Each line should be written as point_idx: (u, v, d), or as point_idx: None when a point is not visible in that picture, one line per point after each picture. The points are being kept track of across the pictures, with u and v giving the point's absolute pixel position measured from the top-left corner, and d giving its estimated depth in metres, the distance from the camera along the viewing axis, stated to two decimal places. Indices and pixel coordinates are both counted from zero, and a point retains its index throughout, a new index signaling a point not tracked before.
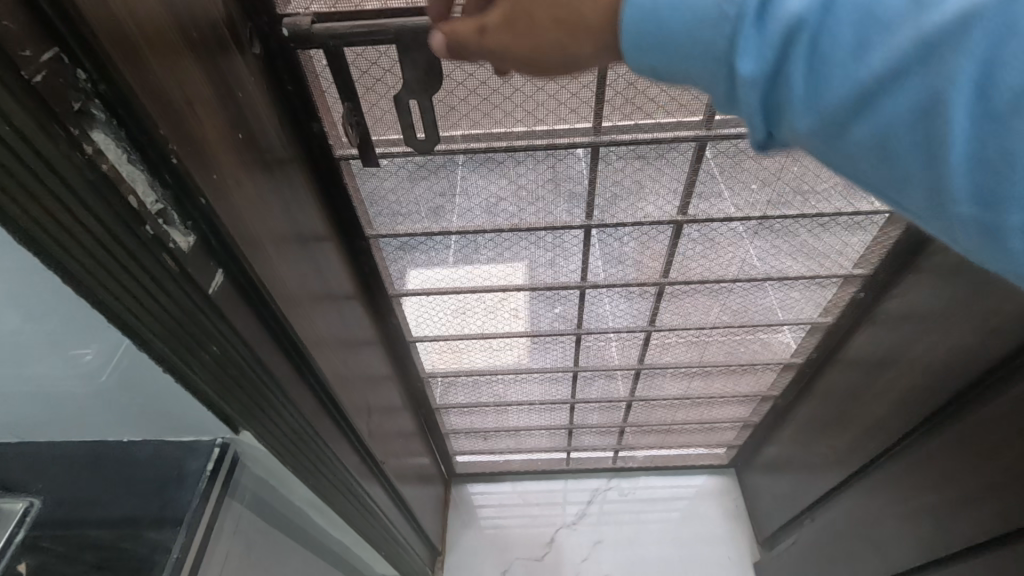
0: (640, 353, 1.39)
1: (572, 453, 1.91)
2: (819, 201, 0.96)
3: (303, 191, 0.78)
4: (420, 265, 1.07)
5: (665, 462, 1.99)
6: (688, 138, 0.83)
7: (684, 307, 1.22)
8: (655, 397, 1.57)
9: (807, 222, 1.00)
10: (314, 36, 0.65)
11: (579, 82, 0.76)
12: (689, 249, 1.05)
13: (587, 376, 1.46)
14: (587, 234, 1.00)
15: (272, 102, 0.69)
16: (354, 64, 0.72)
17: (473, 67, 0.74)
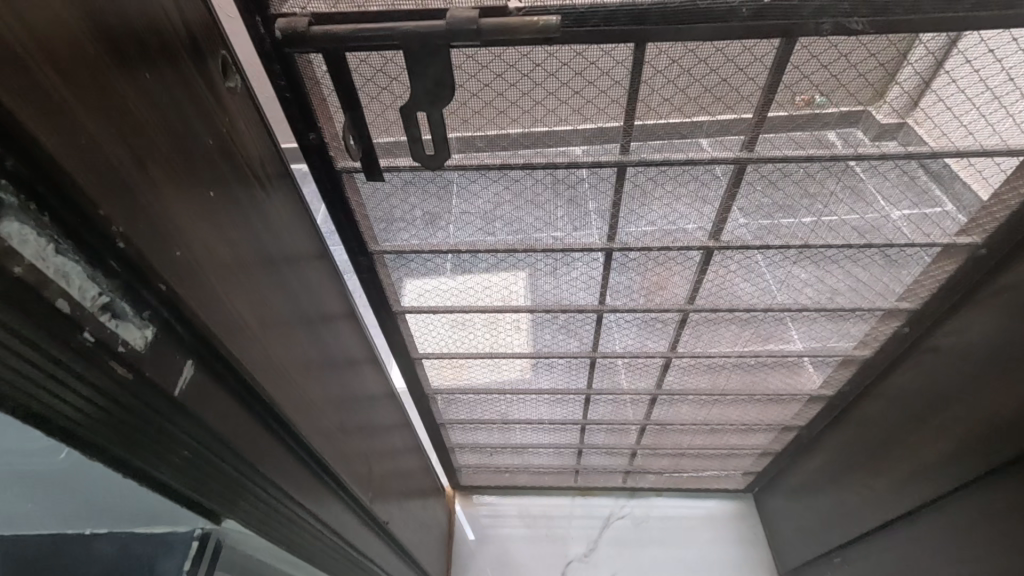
0: (658, 379, 1.30)
1: (581, 471, 1.83)
2: (872, 233, 0.85)
3: (285, 236, 0.67)
4: (426, 284, 1.00)
5: (678, 484, 1.90)
6: (726, 160, 0.74)
7: (709, 334, 1.13)
8: (671, 421, 1.48)
9: (852, 254, 0.91)
10: (310, 38, 0.58)
11: (603, 92, 0.67)
12: (719, 275, 0.96)
13: (600, 398, 1.38)
14: (608, 258, 0.91)
15: (245, 138, 0.58)
16: (357, 71, 0.64)
17: (491, 77, 0.65)
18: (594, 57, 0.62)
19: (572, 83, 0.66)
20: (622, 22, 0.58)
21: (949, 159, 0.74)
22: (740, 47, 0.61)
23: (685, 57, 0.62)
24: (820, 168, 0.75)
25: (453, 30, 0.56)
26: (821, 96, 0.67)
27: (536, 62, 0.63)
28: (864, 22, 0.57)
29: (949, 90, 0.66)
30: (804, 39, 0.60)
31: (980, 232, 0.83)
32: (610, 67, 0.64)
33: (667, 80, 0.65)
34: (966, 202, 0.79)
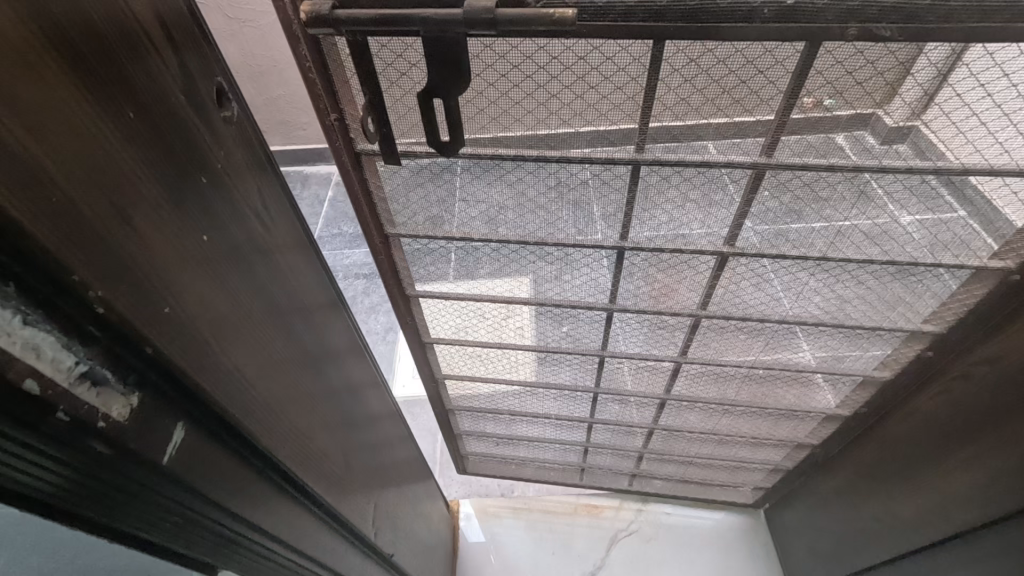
0: (668, 384, 1.29)
1: (586, 470, 1.83)
2: (893, 249, 0.83)
3: (295, 270, 0.62)
4: (439, 270, 1.02)
5: (684, 492, 1.85)
6: (743, 164, 0.72)
7: (722, 342, 1.11)
8: (681, 428, 1.46)
9: (874, 270, 0.88)
10: (332, 22, 0.60)
11: (619, 87, 0.67)
12: (733, 282, 0.94)
13: (607, 398, 1.38)
14: (619, 256, 0.91)
15: (250, 169, 0.53)
16: (377, 56, 0.66)
17: (508, 67, 0.66)
18: (611, 52, 0.62)
19: (588, 78, 0.66)
20: (639, 17, 0.57)
21: (981, 176, 0.71)
22: (760, 49, 0.60)
23: (703, 57, 0.62)
24: (842, 179, 0.73)
25: (469, 18, 0.57)
26: (828, 98, 0.65)
27: (552, 55, 0.64)
28: (893, 28, 0.55)
29: (985, 103, 0.63)
30: (829, 44, 0.59)
31: (1014, 257, 0.78)
32: (625, 63, 0.63)
33: (684, 80, 0.65)
34: (999, 219, 0.76)
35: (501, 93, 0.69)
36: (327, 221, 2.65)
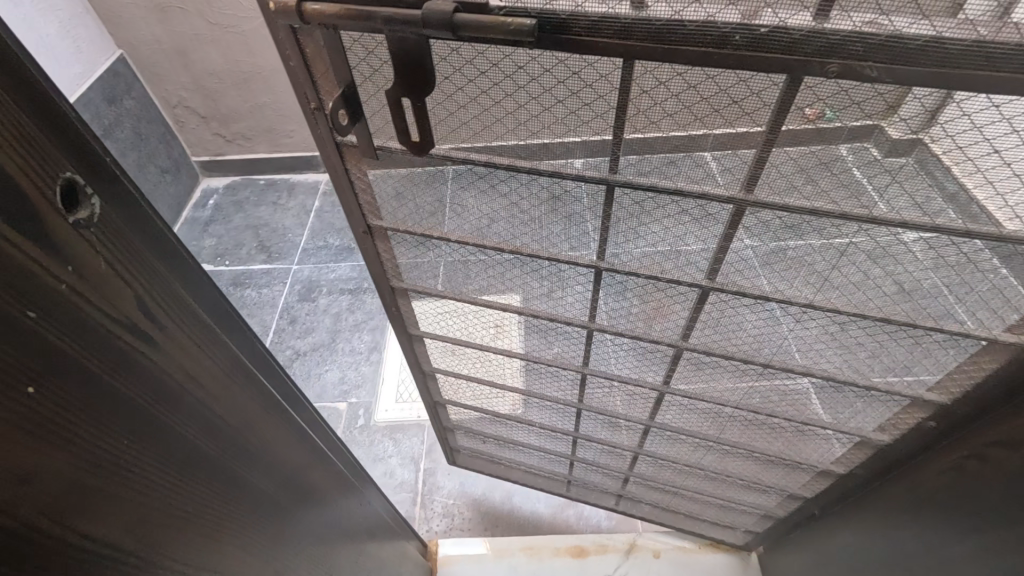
0: (651, 412, 1.23)
1: (573, 482, 1.59)
2: (885, 300, 0.77)
3: (205, 357, 0.55)
4: (423, 271, 1.02)
5: (672, 519, 1.58)
6: (720, 198, 0.70)
7: (707, 376, 1.06)
8: (668, 458, 1.36)
9: (864, 322, 0.81)
10: (303, 13, 0.59)
11: (588, 103, 0.65)
12: (715, 316, 0.90)
13: (591, 416, 1.31)
14: (596, 276, 0.88)
15: (126, 260, 0.46)
16: (350, 51, 0.65)
17: (475, 73, 0.65)
18: (576, 67, 0.61)
19: (555, 92, 0.64)
20: (603, 34, 0.54)
21: (989, 241, 0.65)
22: (732, 75, 0.57)
23: (674, 80, 0.59)
24: (824, 225, 0.69)
25: (428, 19, 0.55)
26: (831, 111, 0.59)
27: (518, 65, 0.62)
28: (879, 68, 0.51)
29: (983, 158, 0.58)
30: (811, 78, 0.55)
31: None
32: (592, 79, 0.61)
33: (653, 102, 0.62)
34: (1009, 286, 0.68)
35: (470, 98, 0.68)
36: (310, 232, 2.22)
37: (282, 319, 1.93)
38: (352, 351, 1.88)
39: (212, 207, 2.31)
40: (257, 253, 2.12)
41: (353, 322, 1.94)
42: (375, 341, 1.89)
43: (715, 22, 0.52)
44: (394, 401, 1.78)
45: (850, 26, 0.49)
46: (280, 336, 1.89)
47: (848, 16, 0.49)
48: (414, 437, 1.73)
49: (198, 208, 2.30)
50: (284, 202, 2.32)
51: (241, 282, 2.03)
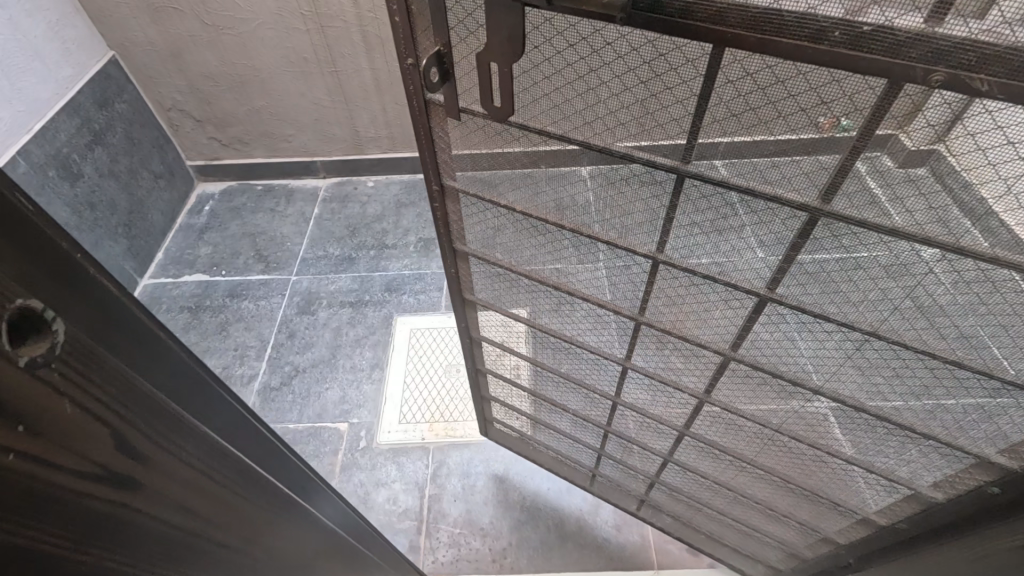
0: (672, 446, 0.94)
1: (598, 475, 1.13)
2: (921, 374, 0.55)
3: (241, 496, 0.33)
4: (489, 239, 0.79)
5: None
6: (791, 204, 0.49)
7: (763, 396, 0.74)
8: (690, 494, 1.01)
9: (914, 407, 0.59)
10: None
11: (667, 90, 0.47)
12: (766, 334, 0.63)
13: (628, 414, 0.94)
14: (648, 287, 0.69)
15: (121, 381, 0.24)
16: (452, 7, 0.52)
17: (558, 47, 0.49)
18: (666, 50, 0.44)
19: (644, 78, 0.47)
20: (695, 17, 0.40)
21: None
22: (826, 74, 0.38)
23: (760, 73, 0.41)
24: (903, 248, 0.46)
25: None
26: (845, 118, 0.41)
27: (607, 41, 0.47)
28: (994, 83, 0.33)
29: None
30: (909, 86, 0.36)
31: None
32: (677, 65, 0.45)
33: (736, 94, 0.44)
34: None
35: (550, 80, 0.53)
36: (311, 241, 1.77)
37: (279, 333, 1.51)
38: (354, 369, 1.42)
39: (208, 213, 1.87)
40: (254, 264, 1.71)
41: (355, 337, 1.49)
42: (379, 358, 1.44)
43: (815, 15, 0.36)
44: (400, 422, 1.31)
45: (964, 34, 0.32)
46: (277, 351, 1.47)
47: (967, 20, 0.32)
48: (417, 460, 1.25)
49: (194, 212, 1.87)
50: (282, 209, 1.88)
51: (216, 274, 1.68)
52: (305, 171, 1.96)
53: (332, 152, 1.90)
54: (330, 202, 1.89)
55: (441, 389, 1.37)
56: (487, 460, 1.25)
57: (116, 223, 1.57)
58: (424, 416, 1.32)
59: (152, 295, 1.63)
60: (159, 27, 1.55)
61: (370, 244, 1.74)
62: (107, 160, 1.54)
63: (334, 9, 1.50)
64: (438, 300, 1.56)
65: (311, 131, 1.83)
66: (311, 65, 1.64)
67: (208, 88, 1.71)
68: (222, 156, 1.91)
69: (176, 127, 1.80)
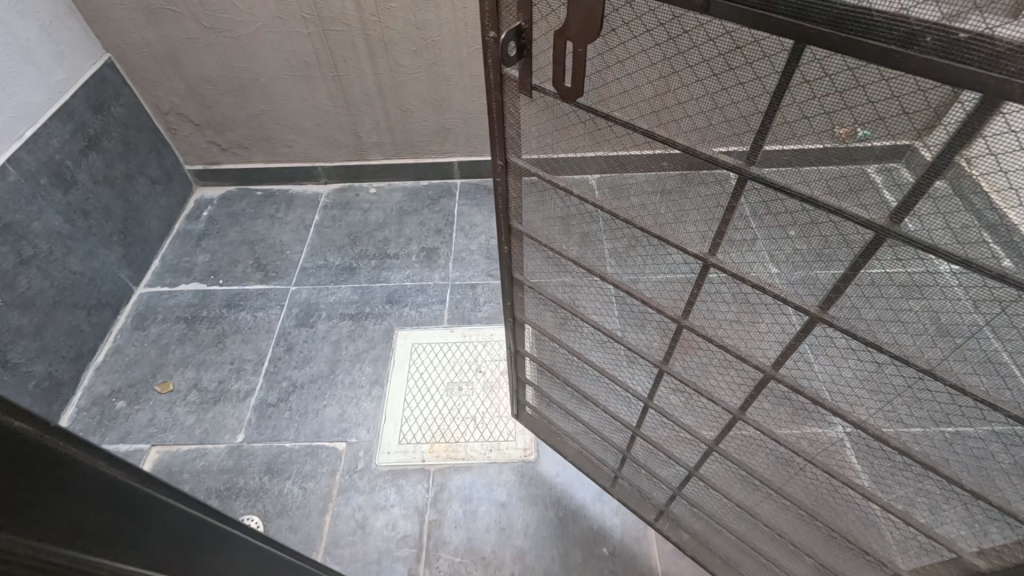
0: (698, 461, 0.92)
1: (620, 476, 1.12)
2: (976, 424, 0.52)
3: None
4: (547, 224, 0.81)
5: None
6: (856, 218, 0.47)
7: (803, 420, 0.71)
8: (712, 512, 0.98)
9: (964, 462, 0.55)
10: None
11: (738, 85, 0.48)
12: (813, 354, 0.61)
13: (659, 419, 0.92)
14: (695, 289, 0.68)
15: (15, 543, 0.26)
16: None
17: (640, 32, 0.52)
18: (743, 41, 0.45)
19: (720, 72, 0.48)
20: (778, 11, 0.42)
21: None
22: (912, 81, 0.38)
23: (839, 76, 0.42)
24: (977, 283, 0.44)
25: None
26: (865, 128, 0.43)
27: (685, 30, 0.49)
28: None
29: None
30: (1008, 104, 0.36)
31: None
32: (753, 60, 0.46)
33: (811, 95, 0.44)
34: None
35: (626, 68, 0.55)
36: (312, 250, 1.72)
37: (277, 346, 1.47)
38: (352, 386, 1.38)
39: (206, 219, 1.83)
40: (253, 273, 1.66)
41: (355, 352, 1.45)
42: (379, 373, 1.40)
43: (907, 16, 0.36)
44: (399, 443, 1.27)
45: None
46: (274, 366, 1.43)
47: None
48: (417, 484, 1.21)
49: (192, 219, 1.83)
50: (282, 216, 1.84)
51: (214, 282, 1.64)
52: (306, 177, 1.91)
53: (334, 156, 1.85)
54: (331, 209, 1.85)
55: (440, 408, 1.32)
56: (490, 484, 1.20)
57: (111, 230, 1.53)
58: (425, 437, 1.27)
59: (146, 304, 1.59)
60: (156, 29, 1.50)
61: (371, 253, 1.70)
62: (102, 166, 1.50)
63: (336, 11, 1.45)
64: (441, 313, 1.52)
65: (312, 136, 1.79)
66: (312, 70, 1.60)
67: (207, 91, 1.66)
68: (221, 160, 1.86)
69: (174, 130, 1.76)
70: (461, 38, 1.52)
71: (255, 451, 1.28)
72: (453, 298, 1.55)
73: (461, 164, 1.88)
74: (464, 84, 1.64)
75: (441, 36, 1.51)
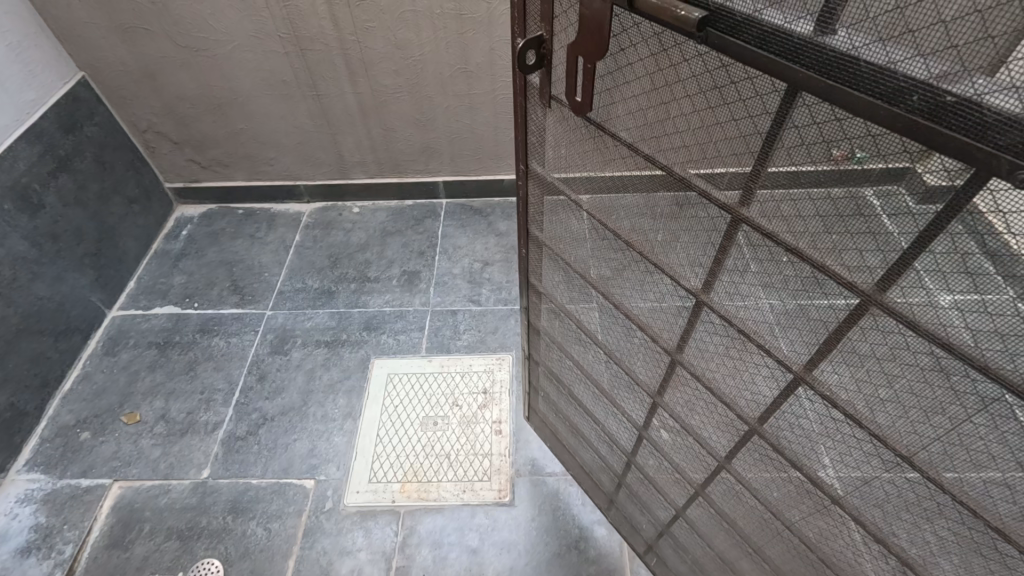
0: (684, 502, 0.86)
1: (614, 501, 1.08)
2: (955, 529, 0.46)
3: None
4: (555, 237, 0.77)
5: None
6: (839, 278, 0.42)
7: (783, 488, 0.65)
8: (696, 557, 0.93)
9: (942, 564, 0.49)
10: None
11: (735, 122, 0.42)
12: (795, 416, 0.55)
13: (651, 452, 0.87)
14: (686, 330, 0.62)
15: None
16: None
17: (642, 54, 0.46)
18: (738, 78, 0.40)
19: (715, 108, 0.42)
20: (768, 49, 0.36)
21: None
22: (899, 142, 0.33)
23: (829, 125, 0.36)
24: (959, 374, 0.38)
25: None
26: (861, 151, 0.35)
27: (682, 60, 0.43)
28: None
29: None
30: (995, 181, 0.30)
31: None
32: (746, 97, 0.40)
33: (800, 141, 0.38)
34: None
35: (629, 92, 0.49)
36: (291, 272, 1.68)
37: (249, 375, 1.42)
38: (324, 419, 1.33)
39: (185, 238, 1.79)
40: (229, 296, 1.62)
41: (329, 382, 1.40)
42: (353, 407, 1.35)
43: (895, 70, 0.31)
44: (369, 481, 1.22)
45: None
46: (245, 397, 1.38)
47: None
48: (386, 526, 1.16)
49: (170, 238, 1.79)
50: (261, 235, 1.79)
51: (189, 306, 1.59)
52: (288, 195, 1.87)
53: (316, 176, 1.81)
54: (313, 228, 1.81)
55: (417, 444, 1.27)
56: (462, 528, 1.15)
57: (83, 252, 1.49)
58: (397, 475, 1.22)
59: (118, 329, 1.55)
60: (130, 48, 1.46)
61: (351, 276, 1.65)
62: (73, 187, 1.46)
63: (313, 31, 1.41)
64: (419, 341, 1.47)
65: (293, 154, 1.74)
66: (291, 88, 1.55)
67: (184, 109, 1.62)
68: (201, 178, 1.82)
69: (152, 148, 1.72)
70: (444, 58, 1.47)
71: (220, 488, 1.23)
72: (432, 325, 1.50)
73: (447, 184, 1.83)
74: (447, 104, 1.59)
75: (423, 55, 1.46)
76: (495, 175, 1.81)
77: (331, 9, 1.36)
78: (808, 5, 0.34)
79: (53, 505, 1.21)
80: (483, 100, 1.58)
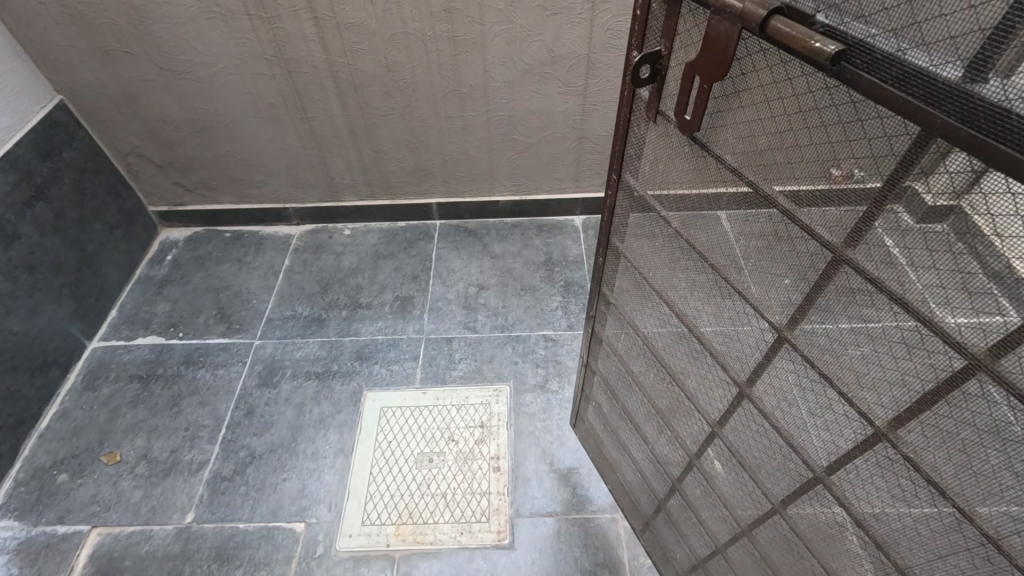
0: (726, 539, 0.80)
1: (650, 524, 1.04)
2: None
3: None
4: (635, 248, 0.72)
5: None
6: (948, 338, 0.37)
7: (837, 549, 0.58)
8: None
9: None
10: None
11: (855, 160, 0.38)
12: (869, 473, 0.48)
13: (700, 482, 0.82)
14: (763, 362, 0.56)
15: None
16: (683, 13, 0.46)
17: (763, 80, 0.42)
18: (866, 116, 0.36)
19: (838, 145, 0.38)
20: (908, 90, 0.32)
21: None
22: None
23: (961, 176, 0.32)
24: None
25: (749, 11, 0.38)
26: (859, 170, 0.37)
27: (808, 90, 0.39)
28: None
29: None
30: None
31: None
32: (872, 137, 0.36)
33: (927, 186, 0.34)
34: None
35: (742, 117, 0.45)
36: (280, 299, 1.63)
37: (236, 410, 1.37)
38: (315, 457, 1.28)
39: (170, 263, 1.74)
40: (215, 325, 1.56)
41: (319, 417, 1.34)
42: (342, 445, 1.29)
43: None
44: (363, 523, 1.17)
45: None
46: (232, 433, 1.33)
47: None
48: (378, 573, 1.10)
49: (154, 263, 1.74)
50: (250, 260, 1.74)
51: (173, 336, 1.54)
52: (275, 218, 1.82)
53: (306, 199, 1.77)
54: (303, 252, 1.76)
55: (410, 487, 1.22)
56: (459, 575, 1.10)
57: (62, 282, 1.44)
58: (391, 517, 1.17)
59: (100, 360, 1.49)
60: (110, 72, 1.41)
61: (342, 302, 1.60)
62: (51, 215, 1.40)
63: (302, 52, 1.37)
64: (412, 373, 1.42)
65: (281, 177, 1.70)
66: (279, 111, 1.51)
67: (168, 132, 1.56)
68: (186, 202, 1.77)
69: (135, 172, 1.66)
70: (435, 80, 1.43)
71: (204, 533, 1.17)
72: (427, 354, 1.46)
73: (440, 206, 1.79)
74: (440, 127, 1.55)
75: (419, 78, 1.43)
76: (487, 198, 1.78)
77: (319, 31, 1.32)
78: (960, 49, 0.30)
79: (26, 554, 1.14)
80: (477, 122, 1.54)
